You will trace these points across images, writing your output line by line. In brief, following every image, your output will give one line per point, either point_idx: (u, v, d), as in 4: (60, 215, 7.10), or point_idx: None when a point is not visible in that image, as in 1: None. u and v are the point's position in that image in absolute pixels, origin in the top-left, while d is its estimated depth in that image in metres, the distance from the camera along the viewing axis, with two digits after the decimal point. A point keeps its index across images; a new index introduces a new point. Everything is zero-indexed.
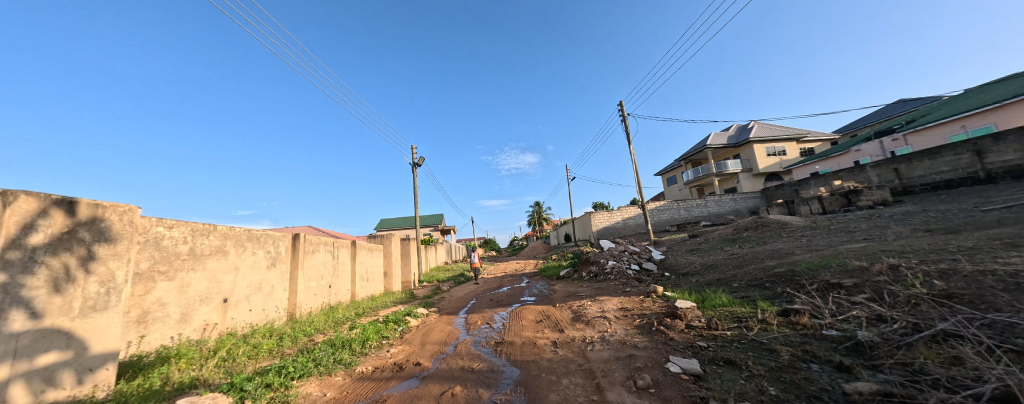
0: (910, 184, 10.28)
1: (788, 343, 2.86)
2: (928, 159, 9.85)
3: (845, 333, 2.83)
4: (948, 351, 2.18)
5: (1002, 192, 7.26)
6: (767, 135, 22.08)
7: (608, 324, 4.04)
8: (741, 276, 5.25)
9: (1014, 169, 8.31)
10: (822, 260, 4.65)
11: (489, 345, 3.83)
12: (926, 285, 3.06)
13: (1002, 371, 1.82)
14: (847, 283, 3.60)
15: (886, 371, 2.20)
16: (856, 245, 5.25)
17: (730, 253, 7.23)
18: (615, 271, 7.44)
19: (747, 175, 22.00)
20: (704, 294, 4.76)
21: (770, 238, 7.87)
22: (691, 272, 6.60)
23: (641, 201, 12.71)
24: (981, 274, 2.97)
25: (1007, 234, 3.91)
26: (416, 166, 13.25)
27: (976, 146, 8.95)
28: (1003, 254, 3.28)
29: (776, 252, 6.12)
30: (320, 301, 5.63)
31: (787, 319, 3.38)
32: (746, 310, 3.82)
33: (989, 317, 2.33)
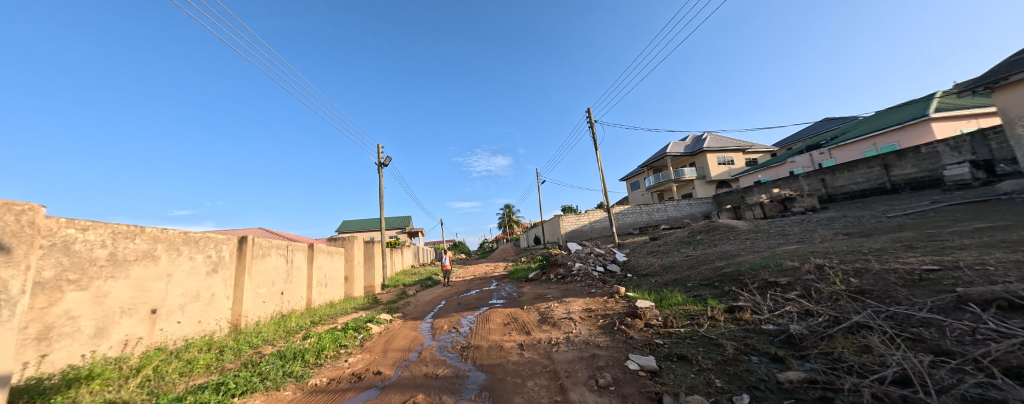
0: (834, 192, 11.67)
1: (733, 338, 3.10)
2: (848, 171, 11.24)
3: (779, 327, 3.13)
4: (860, 340, 2.48)
5: (903, 201, 8.46)
6: (719, 145, 23.99)
7: (573, 325, 4.14)
8: (694, 276, 5.63)
9: (913, 181, 9.73)
10: (763, 261, 5.11)
11: (455, 349, 3.76)
12: (844, 282, 3.48)
13: (900, 356, 2.11)
14: (783, 282, 4.00)
15: (811, 360, 2.46)
16: (790, 246, 5.84)
17: (686, 255, 7.73)
18: (580, 273, 7.66)
19: (702, 182, 23.71)
20: (662, 293, 5.04)
21: (720, 240, 8.53)
22: (651, 273, 6.97)
23: (606, 205, 13.21)
24: (886, 272, 3.43)
25: (906, 237, 4.57)
26: (383, 165, 12.71)
27: (884, 161, 10.37)
28: (903, 255, 3.82)
29: (724, 254, 6.64)
30: (271, 309, 5.20)
31: (732, 315, 3.67)
32: (698, 308, 4.10)
33: (892, 309, 2.70)
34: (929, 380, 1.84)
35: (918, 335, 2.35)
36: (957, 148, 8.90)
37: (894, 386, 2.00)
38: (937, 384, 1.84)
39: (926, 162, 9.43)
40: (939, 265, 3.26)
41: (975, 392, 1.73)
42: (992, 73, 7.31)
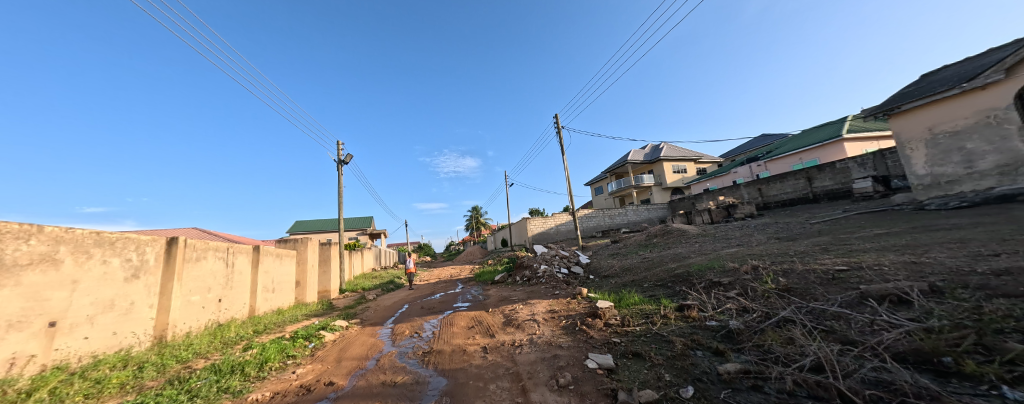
0: (769, 201, 13.04)
1: (681, 334, 3.34)
2: (780, 182, 12.63)
3: (721, 323, 3.43)
4: (785, 333, 2.79)
5: (823, 209, 9.69)
6: (674, 155, 25.81)
7: (537, 327, 4.21)
8: (650, 277, 5.98)
9: (830, 192, 11.18)
10: (709, 263, 5.57)
11: (416, 355, 3.64)
12: (775, 281, 3.90)
13: (816, 346, 2.40)
14: (725, 281, 4.38)
15: (746, 352, 2.72)
16: (732, 249, 6.44)
17: (643, 257, 8.20)
18: (545, 275, 7.79)
19: (659, 189, 25.33)
20: (621, 294, 5.29)
21: (674, 243, 9.17)
22: (611, 274, 7.29)
23: (571, 209, 13.63)
24: (808, 271, 3.90)
25: (823, 241, 5.25)
26: (342, 163, 11.99)
27: (808, 174, 11.80)
28: (821, 257, 4.38)
29: (676, 256, 7.14)
30: (205, 318, 4.67)
31: (681, 313, 3.95)
32: (652, 307, 4.36)
33: (811, 305, 3.07)
34: (837, 366, 2.12)
35: (831, 327, 2.69)
36: (863, 165, 10.38)
37: (811, 373, 2.27)
38: (843, 369, 2.13)
39: (840, 176, 10.89)
40: (848, 266, 3.77)
41: (871, 375, 2.02)
42: (890, 101, 8.63)
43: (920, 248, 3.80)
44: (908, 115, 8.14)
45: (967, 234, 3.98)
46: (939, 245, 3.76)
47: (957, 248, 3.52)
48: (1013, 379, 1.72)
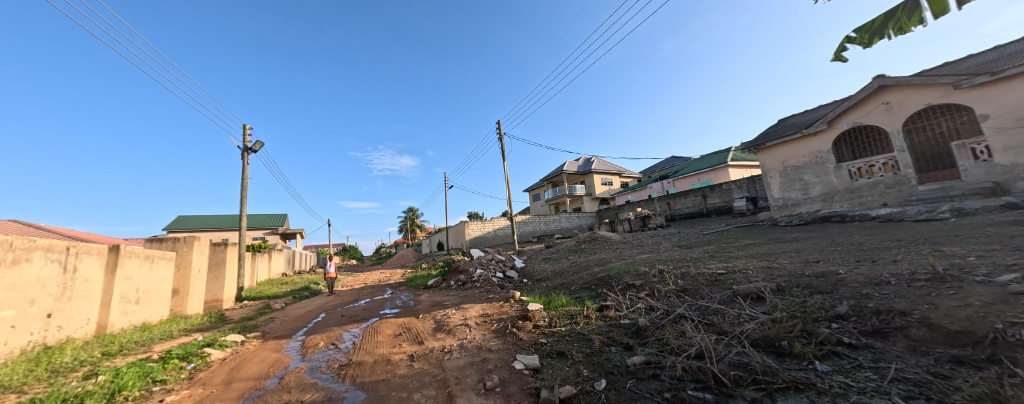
0: (675, 214, 15.15)
1: (600, 332, 3.66)
2: (683, 198, 14.80)
3: (631, 320, 3.86)
4: (679, 327, 3.28)
5: (713, 223, 11.63)
6: (603, 168, 28.38)
7: (468, 331, 4.17)
8: (577, 280, 6.43)
9: (719, 208, 13.48)
10: (626, 267, 6.23)
11: (331, 369, 3.30)
12: (675, 283, 4.55)
13: (699, 337, 2.86)
14: (637, 284, 4.95)
15: (649, 346, 3.11)
16: (645, 255, 7.33)
17: (572, 261, 8.79)
18: (480, 279, 7.79)
19: (589, 198, 27.50)
20: (551, 297, 5.56)
21: (599, 249, 10.03)
22: (543, 278, 7.62)
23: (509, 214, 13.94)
24: (699, 275, 4.64)
25: (712, 249, 6.32)
26: (249, 150, 10.31)
27: (704, 192, 14.07)
28: (709, 262, 5.26)
29: (600, 261, 7.82)
30: (21, 340, 3.52)
31: (601, 313, 4.34)
32: (577, 308, 4.68)
33: (699, 303, 3.65)
34: (714, 353, 2.56)
35: (712, 320, 3.24)
36: (742, 188, 12.80)
37: (696, 360, 2.70)
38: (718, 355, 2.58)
39: (726, 196, 13.23)
40: (727, 270, 4.58)
41: (735, 358, 2.49)
42: (760, 138, 10.82)
43: (775, 256, 4.82)
44: (771, 149, 10.29)
45: (804, 245, 5.17)
46: (786, 254, 4.82)
47: (797, 256, 4.55)
48: (822, 355, 2.30)
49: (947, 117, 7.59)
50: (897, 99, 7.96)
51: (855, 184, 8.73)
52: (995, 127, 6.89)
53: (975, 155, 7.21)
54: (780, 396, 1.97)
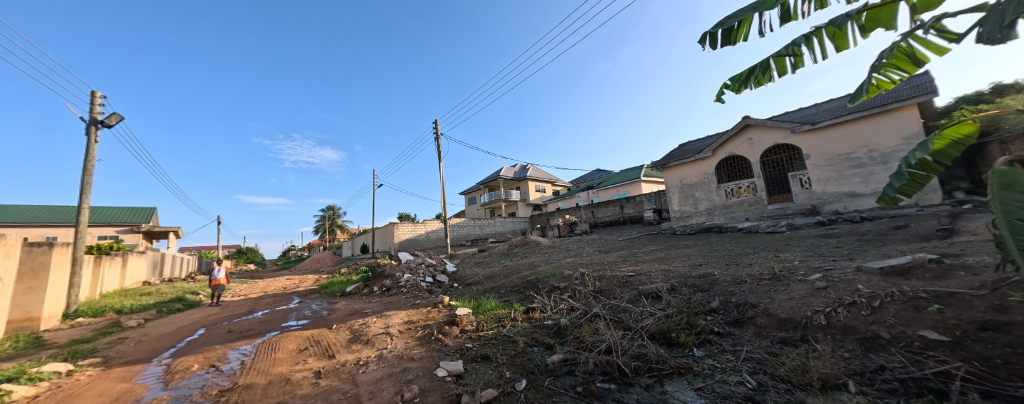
0: (598, 221, 16.62)
1: (524, 334, 3.77)
2: (605, 207, 16.35)
3: (554, 321, 4.06)
4: (594, 325, 3.57)
5: (628, 230, 13.09)
6: (538, 176, 29.72)
7: (389, 341, 3.88)
8: (506, 284, 6.54)
9: (633, 217, 15.25)
10: (553, 270, 6.58)
11: (207, 397, 2.73)
12: (593, 284, 4.97)
13: (609, 333, 3.15)
14: (561, 286, 5.26)
15: (568, 344, 3.31)
16: (570, 259, 7.86)
17: (503, 265, 8.93)
18: (407, 285, 7.35)
19: (523, 204, 28.45)
20: (480, 300, 5.54)
21: (529, 253, 10.41)
22: (474, 282, 7.55)
23: (442, 216, 13.58)
24: (614, 277, 5.15)
25: (625, 254, 7.10)
26: (101, 124, 8.06)
27: (622, 203, 15.76)
28: (622, 265, 5.89)
29: (530, 264, 8.12)
30: None
31: (527, 315, 4.48)
32: (505, 311, 4.76)
33: (612, 303, 4.04)
34: (620, 347, 2.85)
35: (621, 318, 3.60)
36: (651, 200, 14.70)
37: (605, 354, 2.97)
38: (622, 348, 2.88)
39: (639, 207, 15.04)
40: (636, 273, 5.18)
41: (636, 349, 2.81)
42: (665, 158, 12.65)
43: (673, 260, 5.62)
44: (672, 169, 12.11)
45: (694, 251, 6.16)
46: (681, 258, 5.67)
47: (688, 260, 5.38)
48: (699, 343, 2.74)
49: (786, 154, 10.00)
50: (757, 136, 10.14)
51: (731, 201, 10.77)
52: (816, 163, 9.23)
53: (801, 183, 9.55)
54: (668, 381, 2.29)
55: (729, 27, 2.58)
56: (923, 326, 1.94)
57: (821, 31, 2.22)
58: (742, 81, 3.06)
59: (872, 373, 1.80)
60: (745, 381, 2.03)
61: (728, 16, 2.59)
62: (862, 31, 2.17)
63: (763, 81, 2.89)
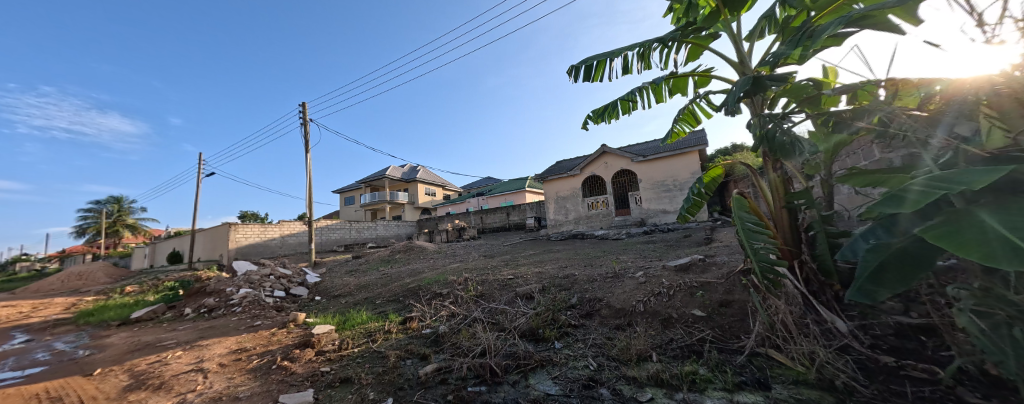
0: (486, 227, 17.18)
1: (397, 347, 3.38)
2: (493, 214, 17.07)
3: (432, 329, 3.82)
4: (472, 329, 3.50)
5: (511, 236, 13.98)
6: (429, 178, 28.66)
7: (201, 380, 2.90)
8: (383, 293, 5.87)
9: (517, 224, 16.43)
10: (436, 277, 6.34)
11: None
12: (475, 289, 4.99)
13: (486, 336, 3.14)
14: (444, 292, 5.08)
15: (444, 352, 3.15)
16: (455, 264, 7.77)
17: (381, 273, 8.10)
18: (243, 302, 5.75)
19: (411, 207, 26.84)
20: (347, 315, 4.80)
21: (413, 259, 9.81)
22: (342, 293, 6.43)
23: (306, 217, 11.40)
24: (495, 281, 5.34)
25: (507, 259, 7.50)
26: None
27: (508, 210, 16.75)
28: (504, 270, 6.18)
29: (413, 271, 7.61)
30: None
31: (403, 326, 4.08)
32: (377, 324, 4.21)
33: (491, 305, 4.13)
34: (493, 348, 2.91)
35: (498, 319, 3.69)
36: (533, 209, 16.19)
37: (480, 357, 2.97)
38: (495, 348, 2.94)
39: (523, 215, 16.31)
40: (514, 276, 5.52)
41: (508, 349, 2.93)
42: (545, 173, 14.26)
43: (546, 263, 6.27)
44: (551, 182, 13.73)
45: (563, 255, 7.04)
46: (552, 261, 6.39)
47: (558, 263, 6.10)
48: (560, 335, 3.11)
49: (629, 177, 12.72)
50: (611, 162, 12.60)
51: (593, 213, 12.92)
52: (647, 185, 12.02)
53: (636, 200, 12.29)
54: (532, 374, 2.49)
55: (590, 66, 3.10)
56: (695, 306, 2.75)
57: (648, 86, 2.91)
58: (599, 114, 3.72)
59: (667, 345, 2.43)
60: (589, 364, 2.41)
61: (589, 57, 3.12)
62: (669, 92, 2.96)
63: (613, 117, 3.58)
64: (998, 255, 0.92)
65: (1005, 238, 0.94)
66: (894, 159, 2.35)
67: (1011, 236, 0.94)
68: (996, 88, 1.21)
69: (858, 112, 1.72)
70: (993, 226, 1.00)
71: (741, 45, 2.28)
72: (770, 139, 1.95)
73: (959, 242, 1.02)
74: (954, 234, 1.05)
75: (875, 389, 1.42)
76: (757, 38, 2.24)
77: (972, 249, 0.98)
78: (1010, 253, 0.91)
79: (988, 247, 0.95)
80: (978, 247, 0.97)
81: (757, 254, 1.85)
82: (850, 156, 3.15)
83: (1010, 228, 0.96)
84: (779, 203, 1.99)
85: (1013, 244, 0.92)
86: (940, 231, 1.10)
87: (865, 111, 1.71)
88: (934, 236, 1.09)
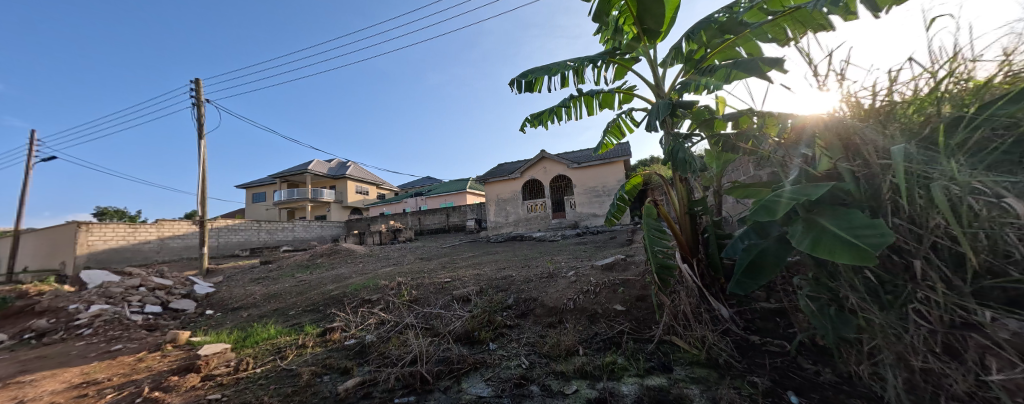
0: (423, 229, 16.49)
1: (313, 363, 2.99)
2: (432, 215, 16.46)
3: (357, 339, 3.47)
4: (403, 337, 3.26)
5: (450, 239, 13.63)
6: (361, 176, 26.41)
7: None
8: (299, 302, 5.16)
9: (456, 226, 16.11)
10: (365, 282, 5.83)
11: None
12: (408, 294, 4.71)
13: (417, 344, 2.96)
14: (373, 298, 4.67)
15: (369, 363, 2.87)
16: (387, 268, 7.26)
17: (298, 280, 7.14)
18: (96, 323, 4.49)
19: (338, 206, 24.37)
20: (250, 330, 4.10)
21: (337, 264, 8.88)
22: (244, 305, 5.48)
23: (199, 215, 9.51)
24: (431, 285, 5.12)
25: (445, 262, 7.27)
26: None
27: (447, 211, 16.32)
28: (440, 273, 5.96)
29: (337, 277, 6.88)
30: None
31: (322, 338, 3.63)
32: (289, 338, 3.68)
33: (426, 310, 3.92)
34: (426, 355, 2.76)
35: (432, 324, 3.52)
36: (473, 211, 16.05)
37: (410, 366, 2.79)
38: (428, 355, 2.79)
39: (463, 216, 16.06)
40: (452, 279, 5.37)
41: (442, 354, 2.81)
42: (487, 175, 14.33)
43: (484, 265, 6.24)
44: (492, 185, 13.93)
45: (501, 257, 7.12)
46: (491, 263, 6.39)
47: (496, 265, 6.12)
48: (494, 337, 3.11)
49: (565, 182, 13.50)
50: (550, 167, 13.23)
51: (531, 215, 13.36)
52: (581, 190, 12.89)
53: (570, 204, 13.08)
54: (464, 378, 2.43)
55: (529, 80, 3.20)
56: (617, 301, 3.01)
57: (581, 101, 3.12)
58: (537, 118, 3.85)
59: (592, 338, 2.62)
60: (521, 363, 2.46)
61: (528, 71, 3.22)
62: (599, 105, 3.21)
63: (550, 122, 3.74)
64: (854, 254, 1.16)
65: (849, 238, 1.20)
66: (762, 175, 2.92)
67: (851, 236, 1.21)
68: (826, 123, 1.58)
69: (740, 136, 2.08)
70: (836, 229, 1.27)
71: (657, 70, 2.59)
72: (677, 155, 2.24)
73: (824, 248, 1.25)
74: (815, 241, 1.30)
75: (746, 363, 1.75)
76: (669, 65, 2.57)
77: (835, 251, 1.21)
78: (860, 252, 1.15)
79: (843, 247, 1.20)
80: (837, 249, 1.21)
81: (656, 258, 2.13)
82: (733, 171, 3.80)
83: (847, 229, 1.23)
84: (683, 209, 2.27)
85: (858, 243, 1.17)
86: (805, 240, 1.35)
87: (744, 135, 2.06)
88: (805, 246, 1.32)
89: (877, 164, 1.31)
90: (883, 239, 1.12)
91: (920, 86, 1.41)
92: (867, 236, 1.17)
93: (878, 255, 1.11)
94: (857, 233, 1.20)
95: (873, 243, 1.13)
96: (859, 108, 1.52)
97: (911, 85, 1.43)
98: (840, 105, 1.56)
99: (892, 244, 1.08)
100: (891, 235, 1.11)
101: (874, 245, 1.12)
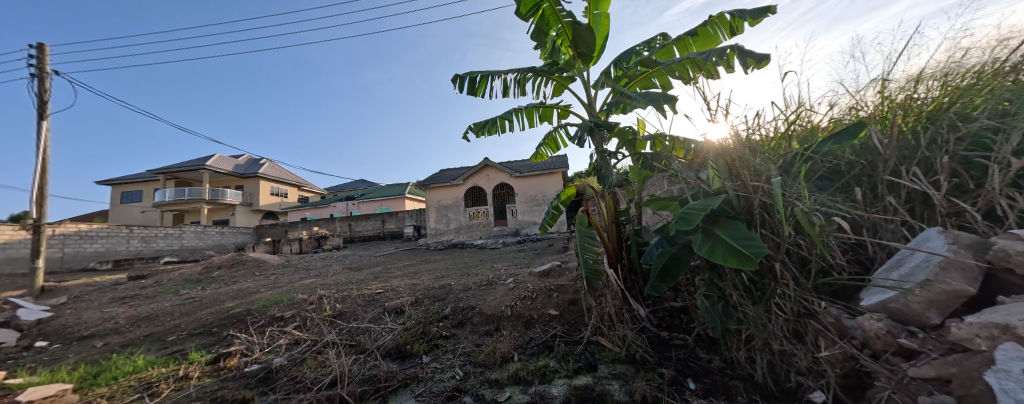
0: (353, 236, 15.11)
1: (199, 397, 2.47)
2: (364, 221, 15.22)
3: (262, 364, 2.96)
4: (320, 358, 2.86)
5: (384, 246, 12.71)
6: (278, 175, 23.21)
7: None
8: (184, 325, 4.24)
9: (391, 232, 15.11)
10: (277, 297, 5.06)
11: None
12: (331, 308, 4.21)
13: (337, 366, 2.62)
14: (286, 315, 4.07)
15: (276, 390, 2.47)
16: (308, 280, 6.44)
17: (185, 297, 5.89)
18: None
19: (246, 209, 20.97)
20: (106, 363, 3.22)
21: (242, 277, 7.57)
22: (99, 332, 4.28)
23: (33, 218, 7.27)
24: (359, 297, 4.66)
25: (377, 272, 6.72)
26: None
27: (382, 217, 15.22)
28: (370, 284, 5.48)
29: (240, 292, 5.87)
30: None
31: (214, 366, 3.02)
32: (165, 370, 2.98)
33: (351, 326, 3.53)
34: (348, 376, 2.48)
35: (358, 340, 3.20)
36: (411, 217, 15.25)
37: (329, 388, 2.49)
38: (350, 376, 2.51)
39: (399, 223, 15.14)
40: (384, 290, 4.98)
41: (368, 373, 2.55)
42: (427, 181, 13.87)
43: (421, 275, 5.93)
44: (432, 190, 13.51)
45: (439, 265, 6.85)
46: (429, 272, 6.12)
47: (434, 274, 5.88)
48: (428, 348, 2.96)
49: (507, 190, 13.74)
50: (492, 175, 13.34)
51: (473, 222, 13.26)
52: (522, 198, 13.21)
53: (512, 212, 13.33)
54: (392, 397, 2.25)
55: (473, 81, 3.22)
56: (551, 306, 3.12)
57: (521, 112, 3.24)
58: (480, 127, 3.87)
59: (527, 343, 2.68)
60: (455, 374, 2.38)
61: (473, 72, 3.24)
62: (539, 119, 3.36)
63: (492, 132, 3.77)
64: (739, 260, 1.40)
65: (736, 247, 1.44)
66: (673, 191, 3.36)
67: (738, 245, 1.45)
68: (717, 149, 1.86)
69: (656, 156, 2.36)
70: (728, 239, 1.50)
71: (590, 91, 2.82)
72: (603, 169, 2.46)
73: (719, 256, 1.47)
74: (711, 248, 1.53)
75: (657, 357, 1.96)
76: (599, 88, 2.81)
77: (726, 258, 1.44)
78: (744, 258, 1.38)
79: (732, 254, 1.43)
80: (729, 257, 1.43)
81: (587, 263, 2.28)
82: (652, 186, 4.29)
83: (737, 239, 1.47)
84: (609, 219, 2.46)
85: (743, 251, 1.41)
86: (703, 245, 1.56)
87: (659, 155, 2.35)
88: (704, 252, 1.53)
89: (750, 185, 1.62)
90: (760, 248, 1.37)
91: (778, 125, 1.80)
92: (750, 246, 1.41)
93: (757, 261, 1.36)
94: (741, 243, 1.45)
95: (754, 251, 1.38)
96: (738, 139, 1.85)
97: (771, 125, 1.81)
98: (726, 137, 1.88)
99: (766, 253, 1.33)
100: (765, 246, 1.36)
101: (755, 254, 1.37)
